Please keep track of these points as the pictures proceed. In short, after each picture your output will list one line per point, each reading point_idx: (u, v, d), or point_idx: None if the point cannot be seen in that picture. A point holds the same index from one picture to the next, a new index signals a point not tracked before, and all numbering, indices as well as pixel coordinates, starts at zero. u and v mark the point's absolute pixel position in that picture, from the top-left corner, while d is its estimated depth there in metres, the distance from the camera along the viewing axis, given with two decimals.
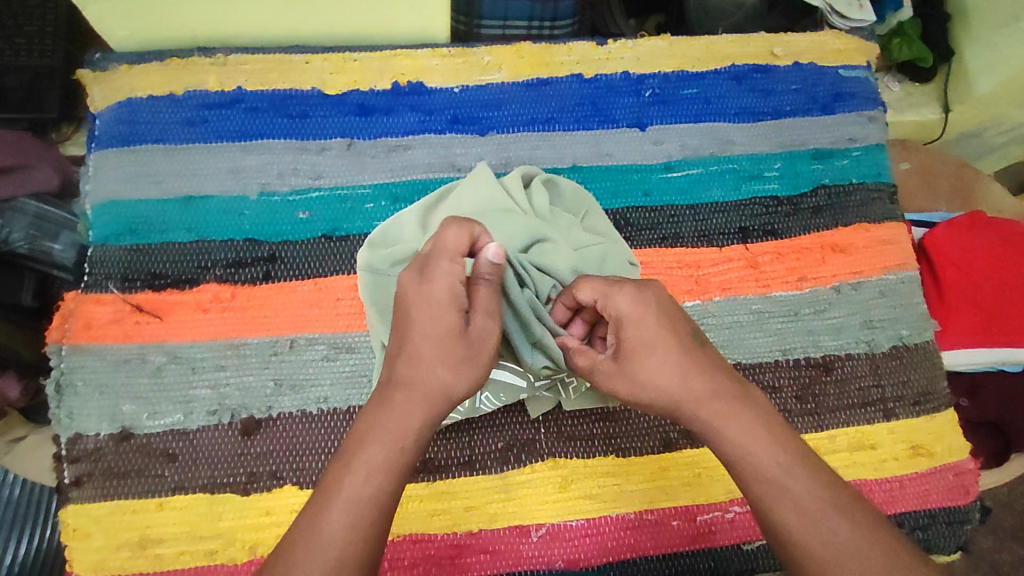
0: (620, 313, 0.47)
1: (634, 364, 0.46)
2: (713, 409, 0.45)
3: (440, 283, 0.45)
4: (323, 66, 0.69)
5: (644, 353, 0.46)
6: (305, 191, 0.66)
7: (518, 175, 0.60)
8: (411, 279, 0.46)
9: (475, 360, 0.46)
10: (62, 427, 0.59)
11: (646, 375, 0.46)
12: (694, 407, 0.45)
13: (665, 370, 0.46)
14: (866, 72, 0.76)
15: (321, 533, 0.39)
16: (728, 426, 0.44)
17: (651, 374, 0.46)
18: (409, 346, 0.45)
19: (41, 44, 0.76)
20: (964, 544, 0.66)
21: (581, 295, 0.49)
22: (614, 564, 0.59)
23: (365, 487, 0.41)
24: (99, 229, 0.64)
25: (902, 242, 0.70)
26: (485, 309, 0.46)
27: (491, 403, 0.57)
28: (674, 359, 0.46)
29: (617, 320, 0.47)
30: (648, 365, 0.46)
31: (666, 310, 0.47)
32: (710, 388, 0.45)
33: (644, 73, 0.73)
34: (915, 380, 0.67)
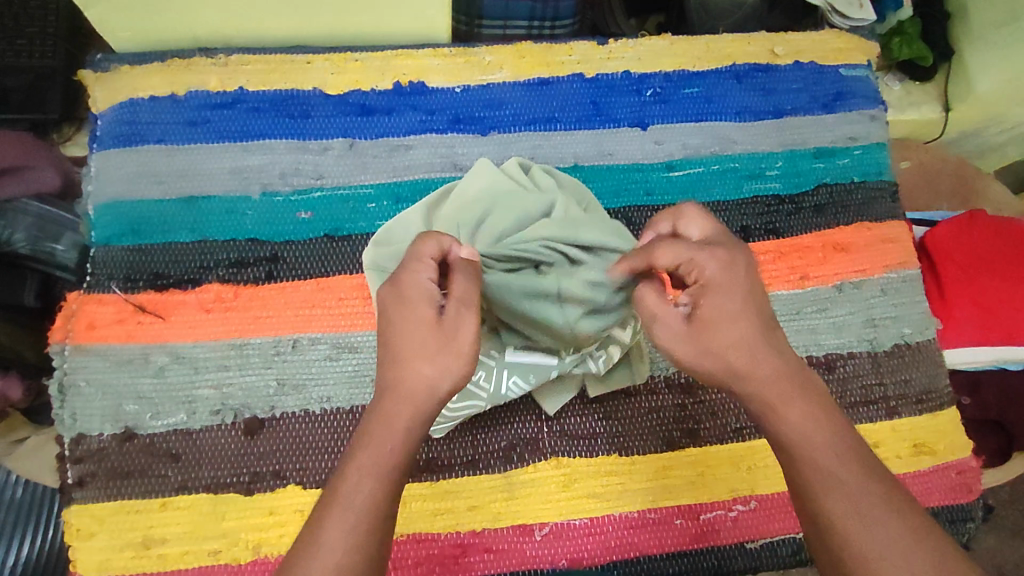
0: (710, 278, 0.44)
1: (711, 334, 0.44)
2: (779, 384, 0.44)
3: (411, 285, 0.45)
4: (325, 66, 0.69)
5: (726, 321, 0.44)
6: (307, 191, 0.66)
7: (517, 165, 0.60)
8: (388, 292, 0.46)
9: (457, 351, 0.44)
10: (65, 428, 0.59)
11: (720, 343, 0.44)
12: (760, 381, 0.44)
13: (744, 341, 0.44)
14: (867, 71, 0.76)
15: (326, 531, 0.40)
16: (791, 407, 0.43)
17: (725, 343, 0.44)
18: (390, 353, 0.45)
19: (42, 45, 0.76)
20: (967, 541, 0.66)
21: (660, 256, 0.46)
22: (617, 562, 0.60)
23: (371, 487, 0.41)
24: (102, 230, 0.64)
25: (904, 241, 0.71)
26: (460, 297, 0.45)
27: (518, 387, 0.57)
28: (754, 331, 0.44)
29: (701, 282, 0.45)
30: (727, 333, 0.44)
31: (756, 280, 0.45)
32: (777, 364, 0.44)
33: (645, 73, 0.73)
34: (917, 378, 0.67)
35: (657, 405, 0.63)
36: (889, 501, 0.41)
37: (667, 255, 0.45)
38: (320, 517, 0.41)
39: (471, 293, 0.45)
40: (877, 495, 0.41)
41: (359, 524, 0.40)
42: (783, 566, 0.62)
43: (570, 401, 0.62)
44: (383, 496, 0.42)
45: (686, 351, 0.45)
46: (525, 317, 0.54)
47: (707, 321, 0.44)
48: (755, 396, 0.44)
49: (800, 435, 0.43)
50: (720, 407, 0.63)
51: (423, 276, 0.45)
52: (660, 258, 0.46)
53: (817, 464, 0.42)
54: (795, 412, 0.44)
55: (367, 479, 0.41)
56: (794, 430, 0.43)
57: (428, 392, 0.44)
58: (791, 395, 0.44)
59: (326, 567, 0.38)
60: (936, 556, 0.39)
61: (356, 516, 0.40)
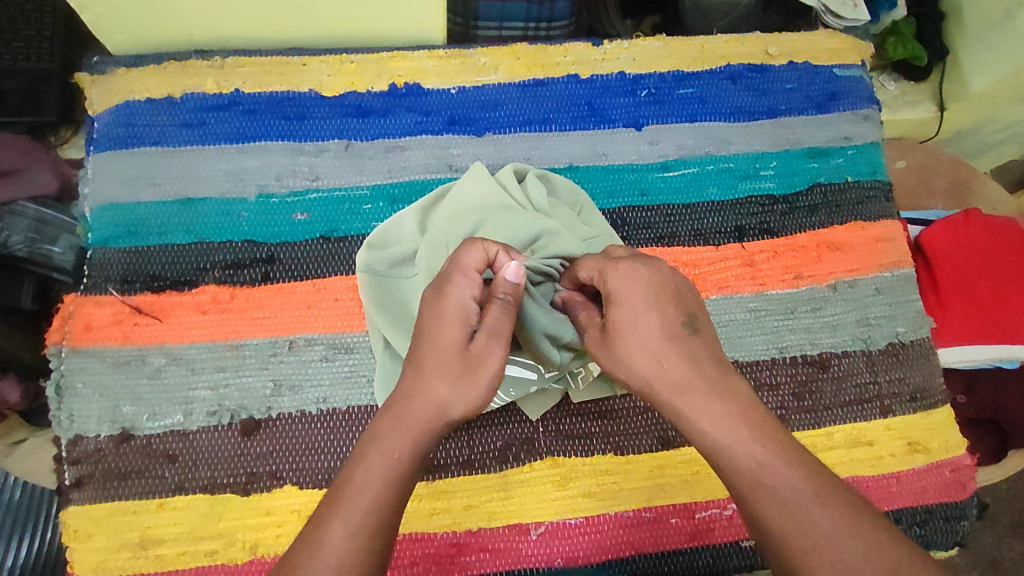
0: (613, 288, 0.47)
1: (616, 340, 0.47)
2: (692, 389, 0.45)
3: (453, 300, 0.46)
4: (321, 67, 0.69)
5: (630, 328, 0.47)
6: (304, 193, 0.66)
7: (512, 171, 0.62)
8: (433, 296, 0.47)
9: (478, 380, 0.45)
10: (63, 428, 0.60)
11: (629, 348, 0.47)
12: (666, 384, 0.45)
13: (647, 347, 0.46)
14: (861, 71, 0.77)
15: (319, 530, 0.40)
16: (704, 410, 0.44)
17: (633, 352, 0.46)
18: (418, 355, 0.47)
19: (39, 48, 0.76)
20: (961, 539, 0.66)
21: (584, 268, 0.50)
22: (612, 561, 0.60)
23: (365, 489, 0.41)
24: (99, 231, 0.64)
25: (897, 240, 0.71)
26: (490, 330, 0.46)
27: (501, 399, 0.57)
28: (658, 337, 0.46)
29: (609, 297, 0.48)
30: (632, 343, 0.46)
31: (663, 286, 0.47)
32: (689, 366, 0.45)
33: (640, 74, 0.73)
34: (912, 377, 0.67)
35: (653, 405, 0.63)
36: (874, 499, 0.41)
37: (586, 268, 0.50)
38: (314, 517, 0.41)
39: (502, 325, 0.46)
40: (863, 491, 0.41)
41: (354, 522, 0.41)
42: None
43: (565, 400, 0.62)
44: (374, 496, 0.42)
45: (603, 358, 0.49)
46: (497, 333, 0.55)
47: (616, 333, 0.47)
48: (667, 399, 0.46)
49: (729, 437, 0.43)
50: None
51: (466, 296, 0.46)
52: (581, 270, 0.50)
53: (792, 464, 0.42)
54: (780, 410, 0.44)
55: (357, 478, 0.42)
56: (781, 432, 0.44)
57: (436, 409, 0.45)
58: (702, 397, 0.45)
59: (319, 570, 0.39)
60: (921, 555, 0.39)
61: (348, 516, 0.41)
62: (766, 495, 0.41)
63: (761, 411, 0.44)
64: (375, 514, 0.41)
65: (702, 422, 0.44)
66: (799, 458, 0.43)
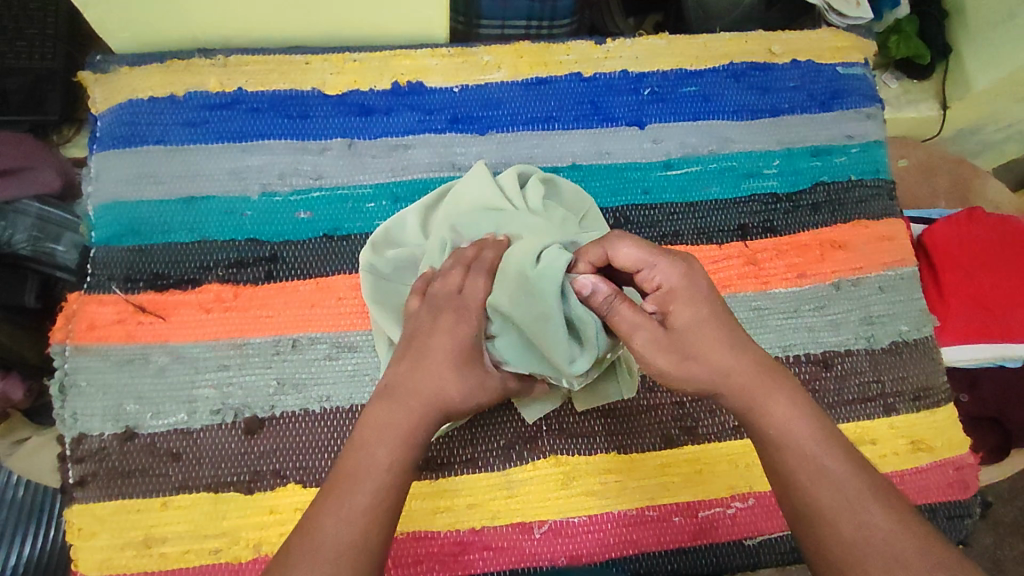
0: (671, 285, 0.46)
1: (686, 341, 0.46)
2: (758, 383, 0.45)
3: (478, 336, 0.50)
4: (324, 66, 0.69)
5: (699, 326, 0.46)
6: (306, 191, 0.66)
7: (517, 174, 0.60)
8: (447, 317, 0.47)
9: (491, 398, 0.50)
10: (66, 427, 0.60)
11: (696, 346, 0.46)
12: (742, 382, 0.45)
13: (717, 343, 0.46)
14: (864, 70, 0.77)
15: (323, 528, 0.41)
16: (775, 403, 0.45)
17: (707, 351, 0.46)
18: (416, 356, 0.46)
19: (41, 47, 0.76)
20: (964, 537, 0.66)
21: (625, 253, 0.47)
22: (615, 560, 0.60)
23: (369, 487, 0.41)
24: (102, 230, 0.64)
25: (901, 238, 0.71)
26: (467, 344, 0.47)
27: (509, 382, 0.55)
28: (725, 334, 0.46)
29: (666, 293, 0.47)
30: (704, 341, 0.46)
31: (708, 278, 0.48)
32: (749, 358, 0.46)
33: (643, 72, 0.73)
34: (914, 375, 0.67)
35: (656, 403, 0.63)
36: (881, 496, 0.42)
37: (631, 255, 0.47)
38: (318, 517, 0.41)
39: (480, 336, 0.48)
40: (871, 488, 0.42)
41: (358, 522, 0.41)
42: (782, 563, 0.62)
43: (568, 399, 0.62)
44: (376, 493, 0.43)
45: (668, 360, 0.46)
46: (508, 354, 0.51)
47: (684, 331, 0.46)
48: (740, 395, 0.46)
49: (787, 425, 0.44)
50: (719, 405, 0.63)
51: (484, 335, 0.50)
52: (620, 258, 0.47)
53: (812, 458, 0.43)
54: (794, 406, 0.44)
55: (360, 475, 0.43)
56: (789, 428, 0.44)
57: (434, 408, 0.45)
58: (772, 388, 0.45)
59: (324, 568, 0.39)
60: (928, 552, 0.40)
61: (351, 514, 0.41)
62: None
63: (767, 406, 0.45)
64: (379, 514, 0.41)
65: (771, 413, 0.45)
66: (836, 444, 0.44)
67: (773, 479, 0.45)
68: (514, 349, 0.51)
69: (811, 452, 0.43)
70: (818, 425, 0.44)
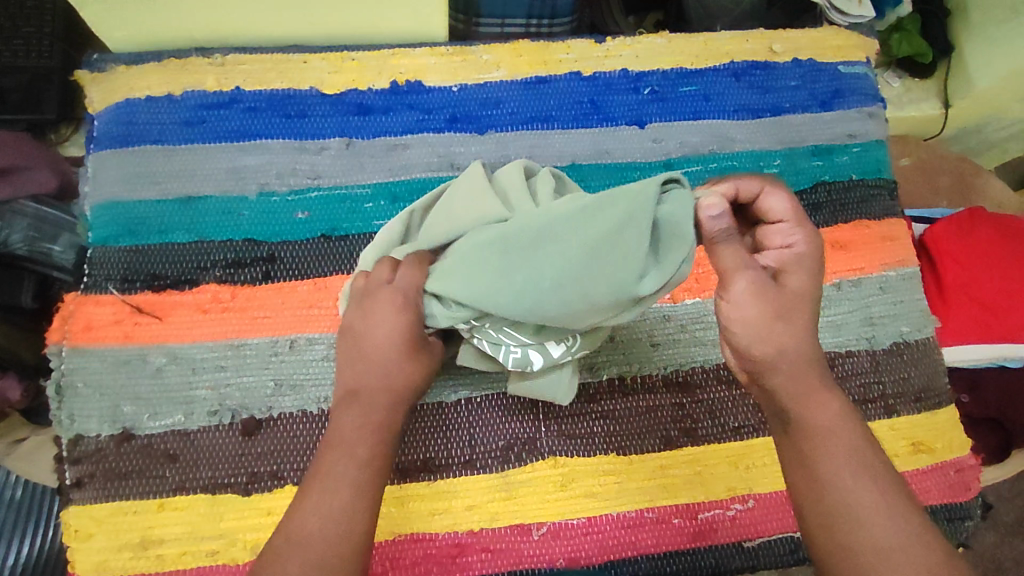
0: (800, 250, 0.44)
1: (787, 304, 0.43)
2: (808, 376, 0.43)
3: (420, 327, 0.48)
4: (322, 65, 0.69)
5: (804, 299, 0.43)
6: (304, 191, 0.66)
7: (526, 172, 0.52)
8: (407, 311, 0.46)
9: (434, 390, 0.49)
10: (63, 428, 0.59)
11: (792, 312, 0.43)
12: (794, 366, 0.43)
13: (804, 321, 0.43)
14: (865, 69, 0.76)
15: (316, 527, 0.41)
16: (819, 402, 0.43)
17: (789, 322, 0.43)
18: (400, 351, 0.46)
19: (38, 45, 0.76)
20: (965, 540, 0.66)
21: (774, 200, 0.45)
22: (614, 562, 0.60)
23: None
24: (98, 230, 0.64)
25: (901, 239, 0.70)
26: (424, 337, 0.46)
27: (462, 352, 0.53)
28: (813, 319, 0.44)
29: (790, 256, 0.44)
30: (802, 313, 0.43)
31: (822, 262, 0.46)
32: (810, 348, 0.43)
33: (643, 71, 0.73)
34: (915, 377, 0.67)
35: (655, 405, 0.63)
36: (885, 497, 0.40)
37: (782, 204, 0.45)
38: (314, 521, 0.41)
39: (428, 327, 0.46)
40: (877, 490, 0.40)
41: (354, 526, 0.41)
42: (782, 566, 0.62)
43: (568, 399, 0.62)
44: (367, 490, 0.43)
45: (761, 310, 0.42)
46: (490, 298, 0.43)
47: (793, 295, 0.43)
48: (790, 379, 0.43)
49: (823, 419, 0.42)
50: (718, 407, 0.63)
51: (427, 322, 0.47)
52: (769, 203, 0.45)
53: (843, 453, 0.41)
54: (825, 401, 0.43)
55: (353, 474, 0.43)
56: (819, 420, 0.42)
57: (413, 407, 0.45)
58: (819, 387, 0.43)
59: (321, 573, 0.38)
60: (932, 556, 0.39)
61: (344, 514, 0.41)
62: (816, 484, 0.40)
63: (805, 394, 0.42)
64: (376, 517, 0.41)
65: (813, 410, 0.42)
66: (862, 446, 0.42)
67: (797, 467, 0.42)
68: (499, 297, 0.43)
69: (843, 455, 0.41)
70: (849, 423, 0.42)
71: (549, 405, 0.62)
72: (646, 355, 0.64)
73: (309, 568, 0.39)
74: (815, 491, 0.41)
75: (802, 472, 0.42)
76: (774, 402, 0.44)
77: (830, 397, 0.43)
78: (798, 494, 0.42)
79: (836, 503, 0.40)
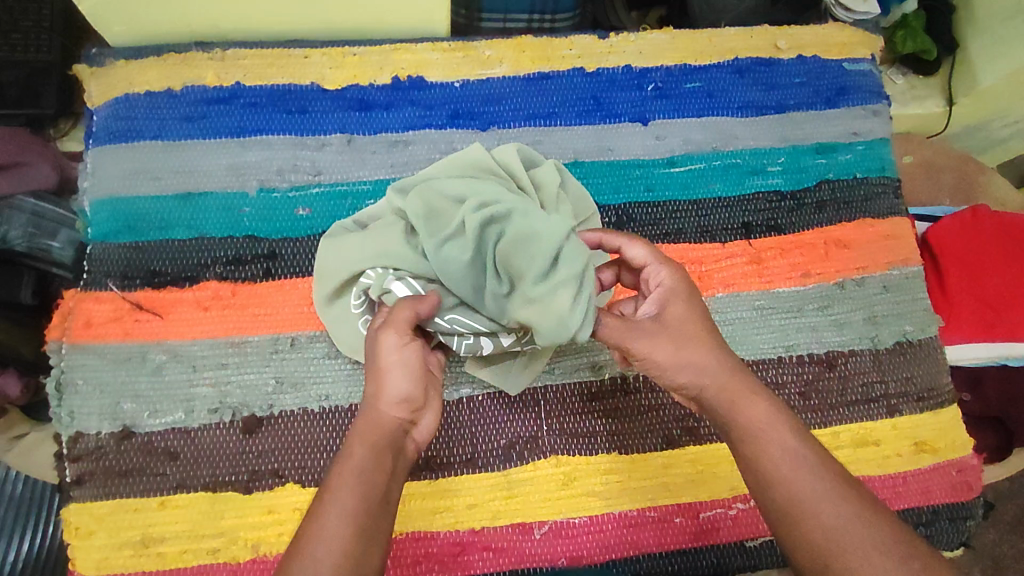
0: (664, 287, 0.49)
1: (673, 333, 0.47)
2: (733, 385, 0.46)
3: (383, 350, 0.46)
4: (323, 60, 0.68)
5: (688, 326, 0.48)
6: (305, 187, 0.65)
7: (516, 160, 0.54)
8: (395, 350, 0.46)
9: (432, 408, 0.49)
10: (63, 426, 0.59)
11: (687, 342, 0.47)
12: (719, 382, 0.46)
13: (700, 338, 0.47)
14: (870, 66, 0.76)
15: (324, 559, 0.38)
16: (751, 404, 0.46)
17: (683, 345, 0.47)
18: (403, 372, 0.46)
19: (37, 39, 0.75)
20: (967, 539, 0.66)
21: (633, 251, 0.50)
22: (617, 560, 0.60)
23: (355, 503, 0.41)
24: (98, 226, 0.64)
25: (904, 237, 0.70)
26: (402, 364, 0.46)
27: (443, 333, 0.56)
28: (711, 344, 0.48)
29: (665, 292, 0.49)
30: (688, 333, 0.47)
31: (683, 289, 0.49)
32: (721, 363, 0.47)
33: (647, 67, 0.72)
34: (919, 376, 0.67)
35: (658, 403, 0.62)
36: (836, 482, 0.43)
37: (639, 252, 0.50)
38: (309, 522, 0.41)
39: (409, 360, 0.46)
40: (830, 477, 0.43)
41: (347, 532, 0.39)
42: (782, 564, 0.62)
43: (568, 397, 0.62)
44: (375, 512, 0.41)
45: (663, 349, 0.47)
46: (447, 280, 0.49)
47: (678, 325, 0.48)
48: (720, 395, 0.46)
49: (760, 426, 0.45)
50: None
51: (391, 330, 0.46)
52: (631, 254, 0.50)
53: (779, 450, 0.44)
54: (758, 403, 0.46)
55: (358, 495, 0.41)
56: (757, 418, 0.45)
57: (403, 408, 0.46)
58: (748, 393, 0.46)
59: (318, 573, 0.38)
60: (905, 559, 0.40)
61: (346, 540, 0.39)
62: (763, 477, 0.44)
63: (742, 396, 0.46)
64: (367, 530, 0.40)
65: (747, 413, 0.46)
66: (801, 436, 0.45)
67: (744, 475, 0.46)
68: (457, 275, 0.48)
69: (783, 450, 0.44)
70: (792, 420, 0.45)
71: (551, 403, 0.61)
72: None
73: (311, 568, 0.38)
74: (769, 490, 0.43)
75: (752, 477, 0.44)
76: (715, 418, 0.47)
77: (758, 399, 0.46)
78: (756, 497, 0.44)
79: (786, 499, 0.43)
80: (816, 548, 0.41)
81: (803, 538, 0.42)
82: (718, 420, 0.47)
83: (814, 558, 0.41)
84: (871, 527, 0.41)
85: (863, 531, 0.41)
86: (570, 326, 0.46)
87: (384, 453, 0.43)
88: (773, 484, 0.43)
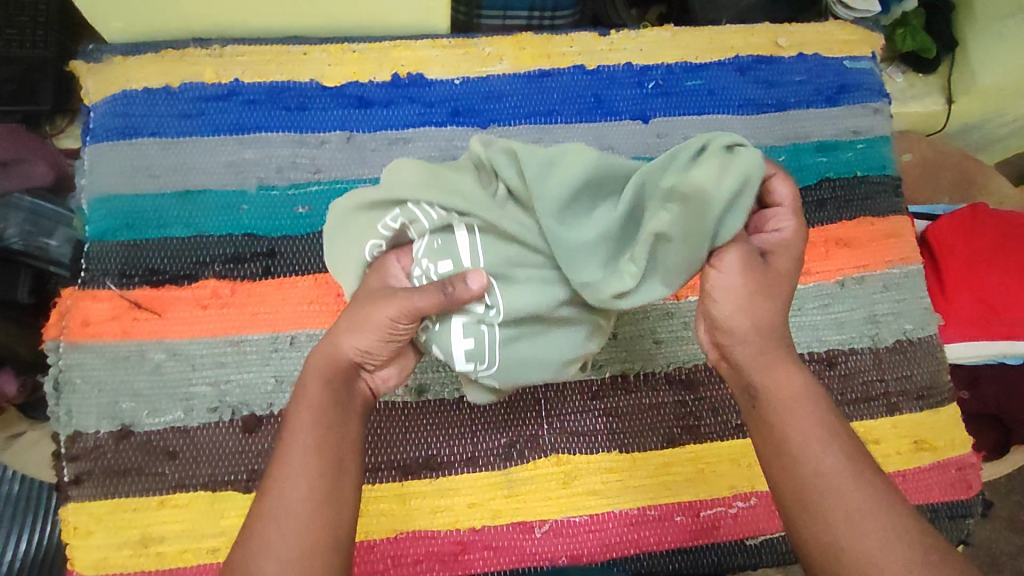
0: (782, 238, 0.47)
1: (763, 277, 0.46)
2: (771, 353, 0.46)
3: (379, 313, 0.44)
4: (322, 57, 0.68)
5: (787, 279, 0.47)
6: (304, 185, 0.65)
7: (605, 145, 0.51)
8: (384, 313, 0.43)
9: (399, 360, 0.50)
10: (61, 425, 0.59)
11: (763, 292, 0.46)
12: (753, 352, 0.47)
13: (780, 299, 0.47)
14: (871, 64, 0.76)
15: (291, 496, 0.40)
16: (786, 370, 0.46)
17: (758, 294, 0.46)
18: (383, 335, 0.45)
19: (32, 35, 0.74)
20: (966, 537, 0.66)
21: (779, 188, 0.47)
22: (617, 559, 0.60)
23: (316, 442, 0.42)
24: (96, 223, 0.63)
25: (905, 235, 0.70)
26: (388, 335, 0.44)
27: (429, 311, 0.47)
28: (788, 300, 0.47)
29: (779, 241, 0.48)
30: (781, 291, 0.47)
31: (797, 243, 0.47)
32: (777, 328, 0.47)
33: (647, 65, 0.72)
34: (918, 374, 0.67)
35: (659, 402, 0.62)
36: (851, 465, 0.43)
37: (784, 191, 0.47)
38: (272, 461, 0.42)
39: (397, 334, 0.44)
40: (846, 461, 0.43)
41: (314, 472, 0.41)
42: (784, 562, 0.62)
43: (570, 395, 0.62)
44: (338, 452, 0.43)
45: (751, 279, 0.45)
46: (556, 181, 0.41)
47: (776, 275, 0.47)
48: (757, 356, 0.47)
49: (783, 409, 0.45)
50: (722, 404, 0.63)
51: (401, 305, 0.42)
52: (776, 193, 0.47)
53: (801, 434, 0.44)
54: (792, 374, 0.46)
55: (317, 431, 0.42)
56: (773, 405, 0.45)
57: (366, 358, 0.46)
58: (786, 361, 0.46)
59: (289, 515, 0.40)
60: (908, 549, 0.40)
61: (312, 478, 0.41)
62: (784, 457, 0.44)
63: (779, 364, 0.46)
64: (331, 466, 0.42)
65: (781, 384, 0.46)
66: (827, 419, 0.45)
67: (761, 448, 0.45)
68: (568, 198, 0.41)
69: (799, 427, 0.44)
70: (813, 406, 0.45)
71: (554, 401, 0.61)
72: (648, 352, 0.63)
73: (280, 519, 0.39)
74: (791, 467, 0.43)
75: (776, 452, 0.44)
76: (741, 380, 0.47)
77: (794, 371, 0.46)
78: (773, 473, 0.44)
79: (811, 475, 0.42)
80: (832, 533, 0.41)
81: (816, 523, 0.41)
82: (750, 387, 0.47)
83: (823, 554, 0.41)
84: (878, 515, 0.41)
85: (871, 519, 0.41)
86: (718, 197, 0.40)
87: (337, 386, 0.45)
88: (794, 459, 0.43)
